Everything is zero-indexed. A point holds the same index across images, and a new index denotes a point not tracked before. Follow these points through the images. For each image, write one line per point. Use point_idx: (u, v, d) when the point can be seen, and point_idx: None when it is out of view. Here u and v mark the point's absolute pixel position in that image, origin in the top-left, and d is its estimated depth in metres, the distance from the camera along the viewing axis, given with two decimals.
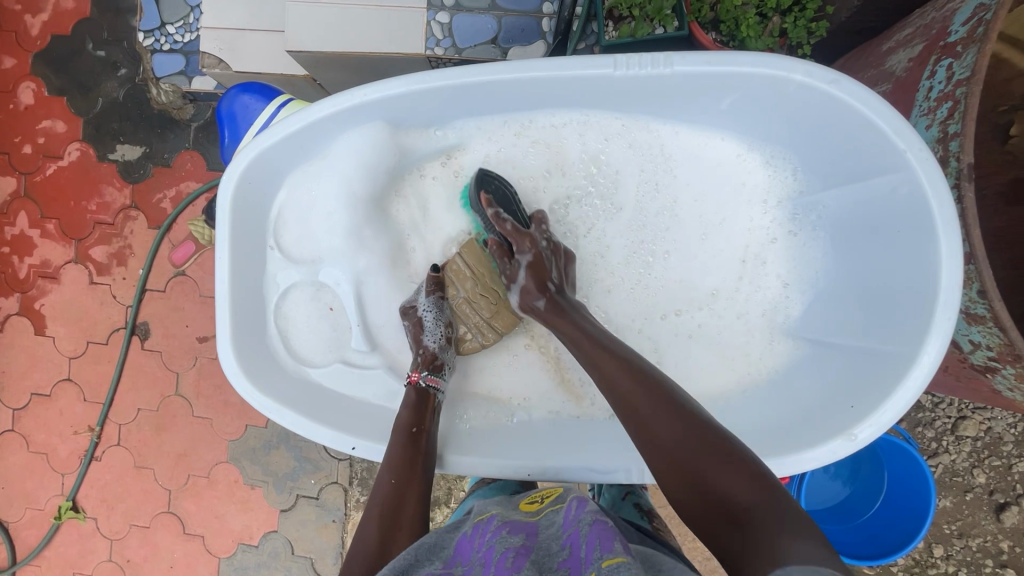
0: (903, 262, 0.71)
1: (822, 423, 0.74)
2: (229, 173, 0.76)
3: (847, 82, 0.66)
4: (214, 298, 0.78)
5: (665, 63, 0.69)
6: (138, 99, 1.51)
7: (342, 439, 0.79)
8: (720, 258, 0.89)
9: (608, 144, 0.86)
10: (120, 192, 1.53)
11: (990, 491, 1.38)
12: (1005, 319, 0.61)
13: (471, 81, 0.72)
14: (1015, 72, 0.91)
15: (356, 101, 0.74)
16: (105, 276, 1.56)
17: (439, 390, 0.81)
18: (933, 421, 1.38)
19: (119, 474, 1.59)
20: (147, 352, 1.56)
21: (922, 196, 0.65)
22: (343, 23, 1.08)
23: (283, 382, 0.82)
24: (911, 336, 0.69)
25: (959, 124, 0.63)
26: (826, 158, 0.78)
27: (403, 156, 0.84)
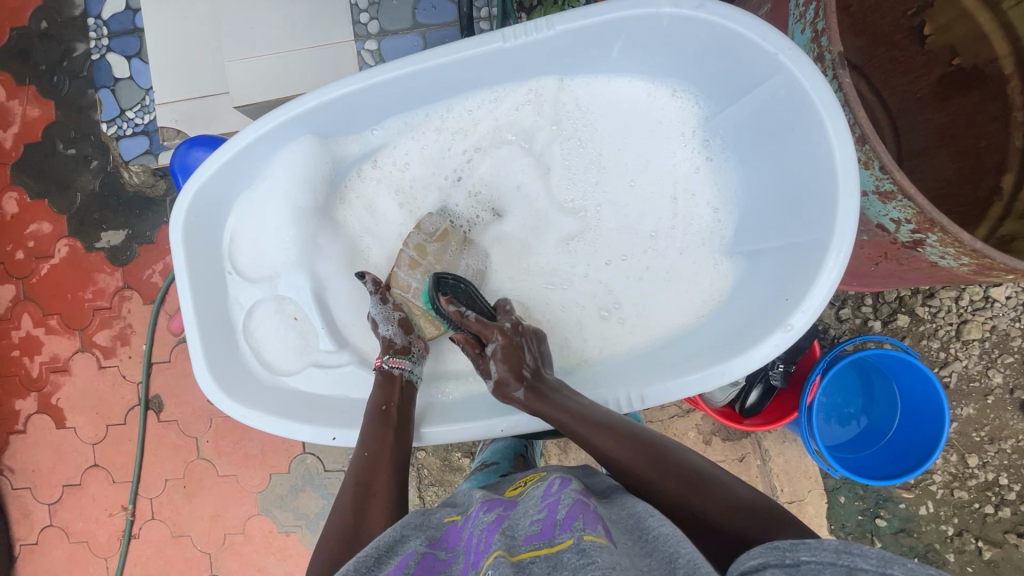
0: (803, 157, 0.72)
1: (760, 325, 0.75)
2: (175, 210, 0.79)
3: (713, 5, 0.69)
4: (183, 325, 0.82)
5: (548, 26, 0.72)
6: (113, 185, 1.58)
7: (322, 431, 0.82)
8: (648, 197, 0.90)
9: (516, 119, 0.88)
10: (112, 276, 1.60)
11: (1011, 390, 1.36)
12: (910, 187, 0.59)
13: (375, 82, 0.76)
14: None
15: (277, 120, 0.78)
16: (112, 358, 1.62)
17: (404, 370, 0.84)
18: (937, 332, 1.37)
19: (158, 546, 1.62)
20: (164, 423, 1.60)
21: (803, 91, 0.67)
22: (280, 71, 1.15)
23: (260, 393, 0.85)
24: (823, 220, 0.70)
25: (823, 20, 0.63)
26: (718, 80, 0.79)
27: (338, 165, 0.88)
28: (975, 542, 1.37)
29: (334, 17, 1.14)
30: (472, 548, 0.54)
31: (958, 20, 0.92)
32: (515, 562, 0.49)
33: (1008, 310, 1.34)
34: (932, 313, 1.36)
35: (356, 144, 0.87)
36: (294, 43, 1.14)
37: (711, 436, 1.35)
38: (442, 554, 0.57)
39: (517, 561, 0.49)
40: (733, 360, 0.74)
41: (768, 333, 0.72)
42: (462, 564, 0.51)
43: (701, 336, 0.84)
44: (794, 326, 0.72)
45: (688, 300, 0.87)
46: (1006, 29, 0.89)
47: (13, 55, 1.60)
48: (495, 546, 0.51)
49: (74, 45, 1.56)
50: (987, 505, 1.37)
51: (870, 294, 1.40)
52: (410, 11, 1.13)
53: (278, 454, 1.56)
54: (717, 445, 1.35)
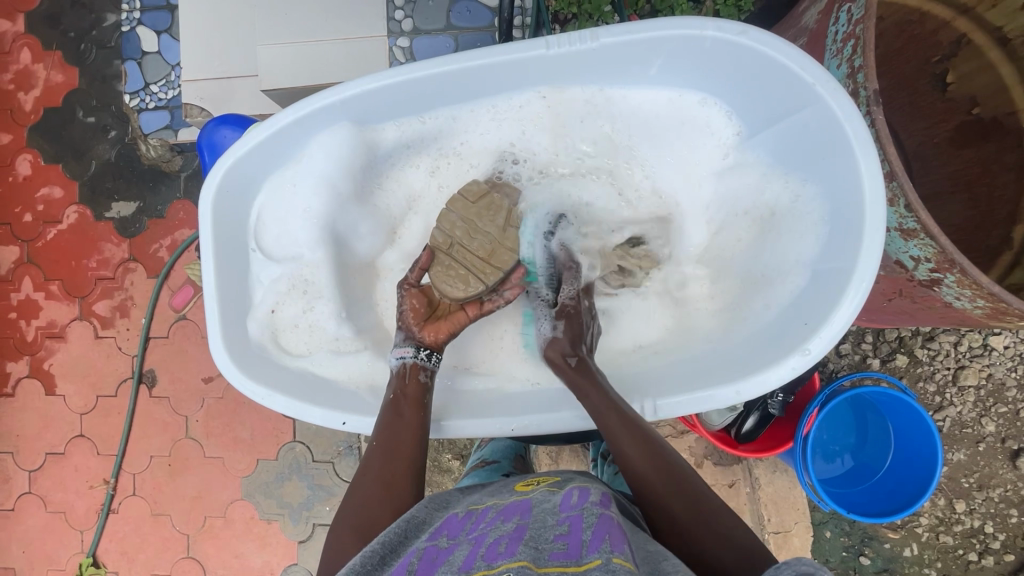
0: (831, 188, 0.73)
1: (775, 348, 0.76)
2: (210, 184, 0.80)
3: (756, 32, 0.70)
4: (204, 298, 0.82)
5: (592, 38, 0.73)
6: (130, 157, 1.58)
7: (332, 414, 0.82)
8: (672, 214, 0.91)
9: (549, 120, 0.87)
10: (119, 247, 1.60)
11: (1002, 439, 1.37)
12: (933, 227, 0.61)
13: (419, 76, 0.77)
14: (940, 23, 0.93)
15: (318, 105, 0.79)
16: (109, 329, 1.61)
17: (408, 358, 0.81)
18: (933, 375, 1.38)
19: (137, 523, 1.60)
20: (156, 399, 1.59)
21: (837, 123, 0.68)
22: (313, 59, 1.16)
23: (273, 370, 0.85)
24: (847, 250, 0.71)
25: (862, 59, 0.66)
26: (751, 107, 0.80)
27: (370, 154, 0.88)
28: None
29: (369, 11, 1.15)
30: (483, 546, 0.54)
31: (983, 69, 0.93)
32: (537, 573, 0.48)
33: (1005, 360, 1.36)
34: (930, 356, 1.37)
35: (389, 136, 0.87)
36: (328, 33, 1.16)
37: (704, 459, 1.35)
38: (444, 542, 0.58)
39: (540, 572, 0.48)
40: (749, 380, 0.75)
41: (786, 356, 0.74)
42: (474, 566, 0.52)
43: (713, 356, 0.83)
44: (810, 350, 0.73)
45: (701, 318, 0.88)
46: None
47: (43, 20, 1.60)
48: (518, 559, 0.51)
49: (105, 16, 1.57)
50: (971, 552, 1.38)
51: (871, 331, 1.41)
52: (444, 13, 1.15)
53: (267, 440, 1.55)
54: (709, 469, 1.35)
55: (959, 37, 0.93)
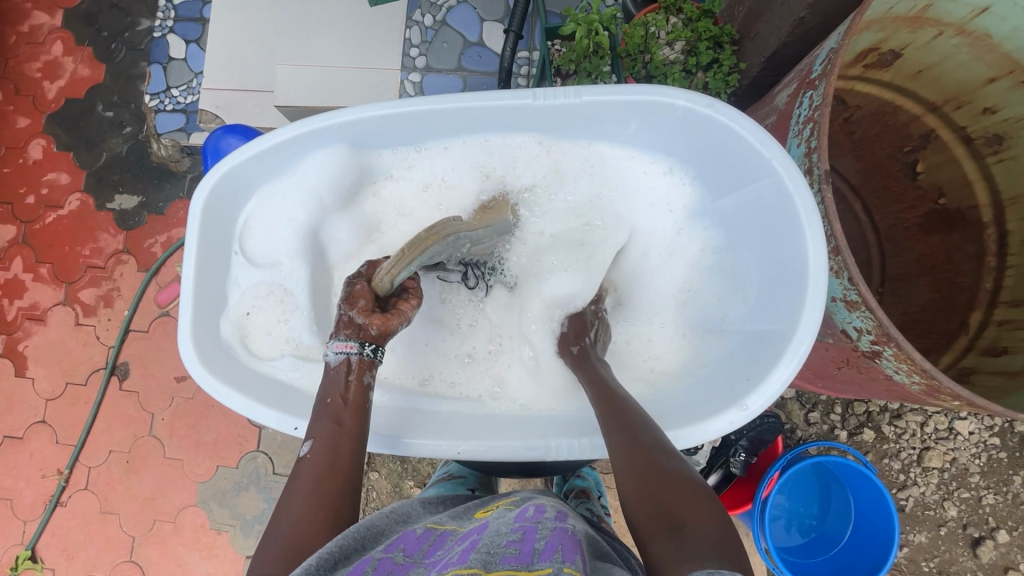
0: (781, 256, 0.76)
1: (719, 401, 0.77)
2: (203, 187, 0.83)
3: (723, 106, 0.74)
4: (179, 293, 0.84)
5: (575, 95, 0.79)
6: (140, 153, 1.63)
7: (286, 419, 0.82)
8: (642, 263, 0.94)
9: (535, 165, 0.91)
10: (114, 238, 1.62)
11: (964, 526, 1.37)
12: (873, 299, 0.57)
13: (410, 111, 0.82)
14: (911, 117, 0.98)
15: (315, 127, 0.83)
16: (91, 317, 1.61)
17: (350, 354, 0.72)
18: (899, 453, 1.39)
19: (83, 519, 1.56)
20: (125, 392, 1.58)
21: (788, 196, 0.71)
22: (328, 83, 1.23)
23: (238, 370, 0.86)
24: (789, 314, 0.73)
25: (817, 140, 0.68)
26: (717, 173, 0.84)
27: (359, 176, 0.91)
28: None
29: (387, 47, 1.23)
30: (439, 561, 0.51)
31: (948, 164, 0.98)
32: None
33: (970, 446, 1.37)
34: (897, 434, 1.38)
35: (383, 161, 0.92)
36: (346, 62, 1.23)
37: None
38: (399, 556, 0.56)
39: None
40: (690, 428, 0.76)
41: (724, 409, 0.75)
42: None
43: (670, 403, 0.84)
44: (749, 407, 0.74)
45: (660, 365, 0.90)
46: (987, 181, 0.96)
47: (79, 18, 1.69)
48: (472, 566, 0.47)
49: (139, 20, 1.65)
50: None
51: (840, 403, 1.42)
52: (456, 55, 1.22)
53: (230, 447, 1.53)
54: None
55: (927, 132, 0.98)
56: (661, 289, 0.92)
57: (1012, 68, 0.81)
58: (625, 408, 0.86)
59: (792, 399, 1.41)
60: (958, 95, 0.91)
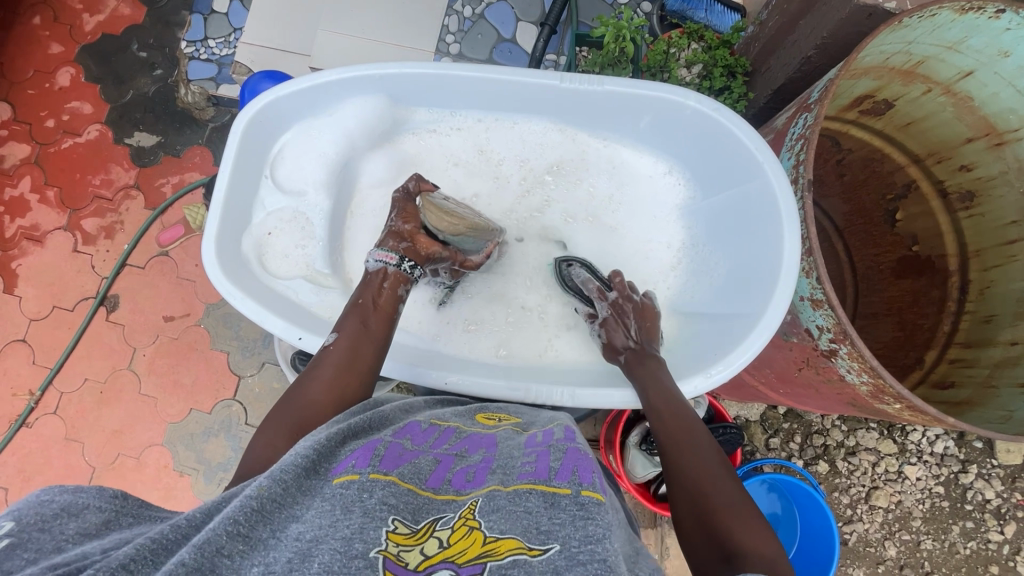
0: (757, 250, 0.80)
1: (686, 371, 0.80)
2: (246, 109, 0.86)
3: (726, 111, 0.82)
4: (209, 203, 0.85)
5: (597, 82, 0.85)
6: (166, 96, 1.68)
7: (291, 328, 0.84)
8: (637, 246, 0.98)
9: (559, 145, 0.99)
10: (126, 173, 1.65)
11: (900, 566, 1.44)
12: (835, 299, 0.63)
13: (443, 74, 0.87)
14: (896, 166, 1.06)
15: (357, 74, 0.88)
16: (89, 246, 1.63)
17: (389, 264, 0.78)
18: (849, 488, 1.46)
19: (46, 444, 1.55)
20: (110, 324, 1.59)
21: (772, 193, 0.76)
22: (363, 54, 1.29)
23: (253, 283, 0.87)
24: (758, 301, 0.77)
25: (804, 155, 0.71)
26: (713, 173, 0.90)
27: (389, 127, 0.97)
28: None
29: (425, 31, 1.30)
30: (453, 467, 0.53)
31: (924, 214, 1.06)
32: (507, 494, 0.47)
33: (915, 490, 1.44)
34: (849, 469, 1.45)
35: (415, 117, 0.97)
36: (385, 37, 1.30)
37: None
38: (408, 445, 0.55)
39: (512, 491, 0.47)
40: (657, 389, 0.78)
41: (689, 375, 0.77)
42: (440, 485, 0.50)
43: None
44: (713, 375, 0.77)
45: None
46: (957, 233, 1.03)
47: None
48: (494, 484, 0.49)
49: None
50: None
51: (801, 433, 1.48)
52: (489, 48, 1.29)
53: (206, 391, 1.55)
54: None
55: (909, 182, 1.06)
56: (652, 274, 0.96)
57: (988, 131, 0.90)
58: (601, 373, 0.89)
59: (755, 422, 1.47)
60: (939, 151, 1.00)
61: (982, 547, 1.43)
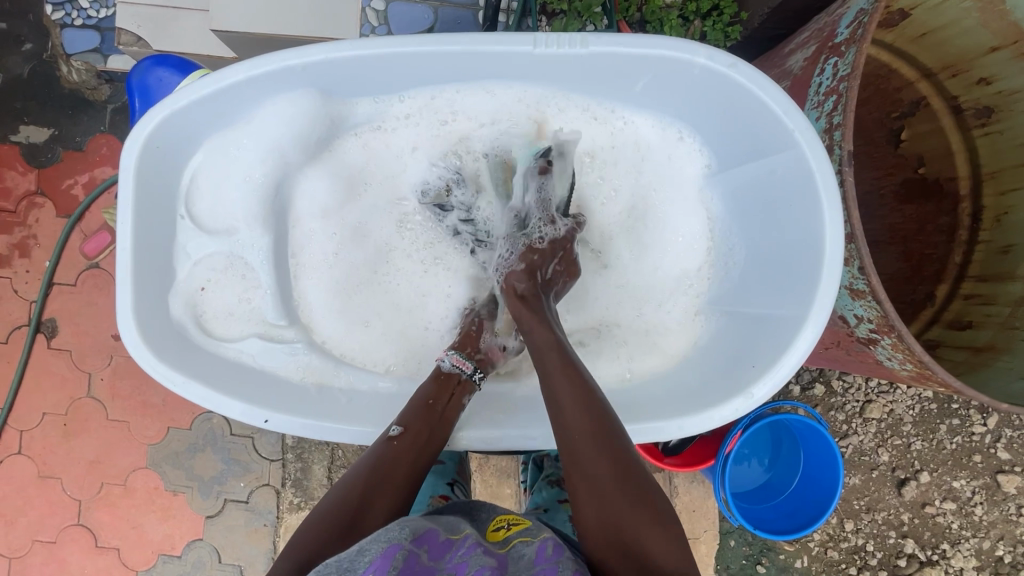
0: (797, 236, 0.75)
1: (724, 389, 0.78)
2: (134, 135, 0.72)
3: (745, 66, 0.70)
4: (115, 269, 0.74)
5: (582, 44, 0.72)
6: (47, 78, 1.39)
7: (255, 411, 0.77)
8: (655, 231, 0.90)
9: (557, 114, 0.85)
10: (24, 177, 1.41)
11: (893, 468, 1.39)
12: (880, 292, 0.64)
13: (380, 55, 0.72)
14: (904, 82, 0.95)
15: (272, 65, 0.72)
16: (4, 268, 1.43)
17: (464, 372, 0.81)
18: (843, 404, 1.38)
19: (19, 485, 1.45)
20: (54, 351, 1.43)
21: (810, 170, 0.70)
22: (270, 4, 1.01)
23: (191, 353, 0.78)
24: (801, 301, 0.74)
25: (841, 116, 0.67)
26: (731, 142, 0.81)
27: (329, 127, 0.82)
28: None
29: None
30: None
31: (933, 134, 0.97)
32: None
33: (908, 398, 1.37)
34: (844, 386, 1.36)
35: (357, 109, 0.82)
36: None
37: None
38: None
39: None
40: (693, 417, 0.77)
41: (729, 398, 0.76)
42: None
43: (674, 384, 0.85)
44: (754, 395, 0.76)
45: (669, 352, 0.88)
46: (969, 153, 0.96)
47: None
48: None
49: None
50: (851, 567, 1.39)
51: None
52: None
53: (181, 407, 1.44)
54: None
55: (918, 99, 0.96)
56: (669, 267, 0.89)
57: (1017, 38, 0.81)
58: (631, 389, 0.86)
59: None
60: (957, 62, 0.90)
61: (967, 440, 1.39)
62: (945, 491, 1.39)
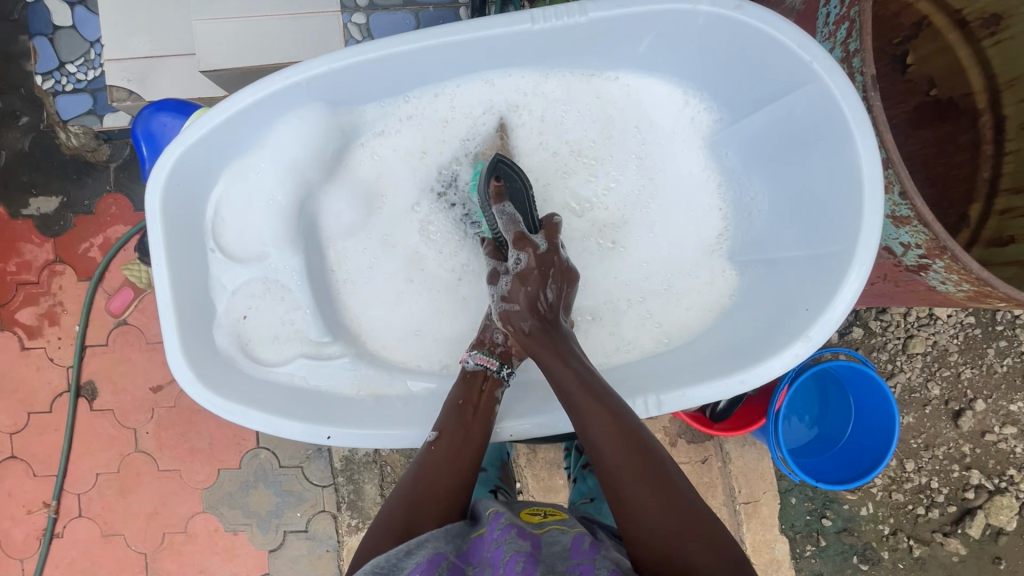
0: (827, 170, 0.74)
1: (777, 338, 0.76)
2: (154, 174, 0.72)
3: (752, 7, 0.69)
4: (158, 310, 0.74)
5: (580, 12, 0.71)
6: (47, 147, 1.41)
7: (315, 429, 0.77)
8: (672, 190, 0.90)
9: (557, 92, 0.85)
10: (41, 248, 1.43)
11: (947, 401, 1.36)
12: (927, 215, 0.64)
13: (384, 53, 0.73)
14: (902, 6, 0.93)
15: (281, 83, 0.72)
16: (37, 339, 1.45)
17: (490, 369, 0.78)
18: (885, 344, 1.35)
19: (85, 546, 1.47)
20: (97, 412, 1.45)
21: (834, 100, 0.69)
22: (255, 35, 1.01)
23: (245, 385, 0.78)
24: (845, 235, 0.72)
25: (857, 41, 0.66)
26: (743, 89, 0.80)
27: (340, 139, 0.83)
28: (907, 540, 1.36)
29: None
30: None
31: (940, 52, 0.94)
32: None
33: (950, 327, 1.33)
34: (883, 326, 1.34)
35: (365, 116, 0.84)
36: (274, 7, 1.01)
37: (678, 438, 1.35)
38: None
39: None
40: (751, 369, 0.75)
41: (786, 344, 0.74)
42: None
43: (717, 336, 0.85)
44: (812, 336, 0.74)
45: (707, 312, 0.87)
46: (982, 66, 0.93)
47: None
48: None
49: None
50: (919, 506, 1.36)
51: None
52: None
53: (228, 447, 1.46)
54: (682, 447, 1.34)
55: (919, 20, 0.94)
56: (693, 227, 0.90)
57: None
58: (679, 356, 0.85)
59: None
60: None
61: (1018, 360, 1.34)
62: (1003, 415, 1.35)
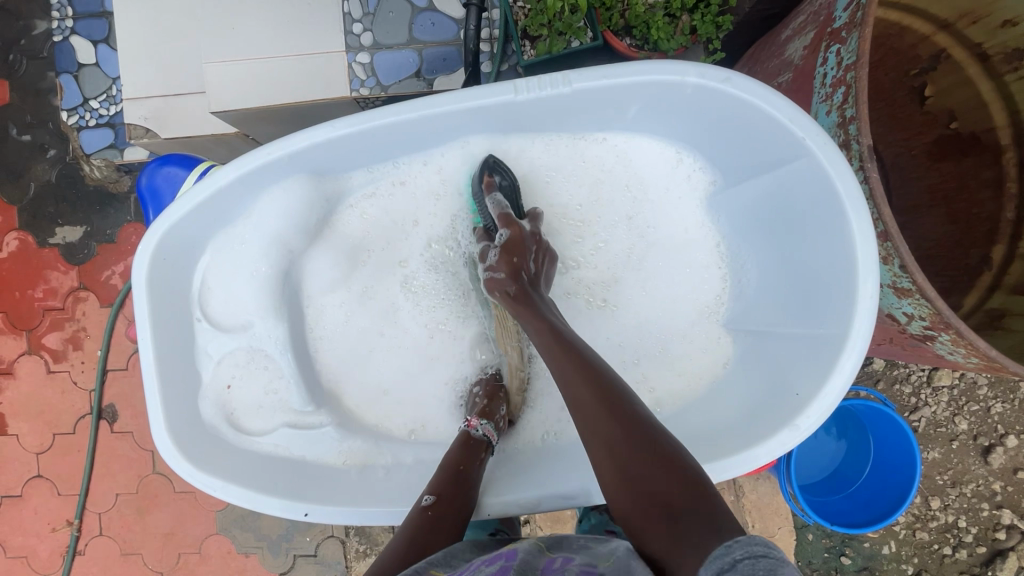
0: (816, 246, 0.74)
1: (766, 420, 0.75)
2: (142, 248, 0.73)
3: (740, 78, 0.67)
4: (142, 382, 0.75)
5: (564, 82, 0.70)
6: (73, 179, 1.47)
7: (294, 505, 0.77)
8: (665, 248, 0.92)
9: (549, 152, 0.86)
10: (67, 275, 1.49)
11: (975, 436, 1.29)
12: (929, 289, 0.60)
13: (371, 127, 0.73)
14: (919, 37, 0.89)
15: (268, 159, 0.73)
16: (62, 362, 1.51)
17: (492, 440, 0.82)
18: (908, 376, 1.29)
19: (105, 563, 1.52)
20: (117, 434, 1.50)
21: (826, 176, 0.67)
22: (261, 78, 1.03)
23: (228, 456, 0.80)
24: (838, 317, 0.70)
25: (853, 108, 0.63)
26: (734, 154, 0.79)
27: (328, 206, 0.85)
28: None
29: (321, 24, 1.03)
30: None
31: (960, 85, 0.90)
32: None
33: None
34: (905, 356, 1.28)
35: (352, 182, 0.85)
36: (279, 49, 1.02)
37: None
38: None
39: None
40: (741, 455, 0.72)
41: (774, 429, 0.72)
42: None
43: (711, 409, 0.83)
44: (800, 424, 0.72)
45: (696, 373, 0.88)
46: (1005, 99, 0.89)
47: None
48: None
49: (33, 23, 1.43)
50: (946, 546, 1.30)
51: None
52: (406, 26, 1.04)
53: None
54: None
55: (937, 52, 0.89)
56: (688, 287, 0.91)
57: None
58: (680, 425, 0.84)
59: None
60: (973, 9, 0.84)
61: None
62: None
